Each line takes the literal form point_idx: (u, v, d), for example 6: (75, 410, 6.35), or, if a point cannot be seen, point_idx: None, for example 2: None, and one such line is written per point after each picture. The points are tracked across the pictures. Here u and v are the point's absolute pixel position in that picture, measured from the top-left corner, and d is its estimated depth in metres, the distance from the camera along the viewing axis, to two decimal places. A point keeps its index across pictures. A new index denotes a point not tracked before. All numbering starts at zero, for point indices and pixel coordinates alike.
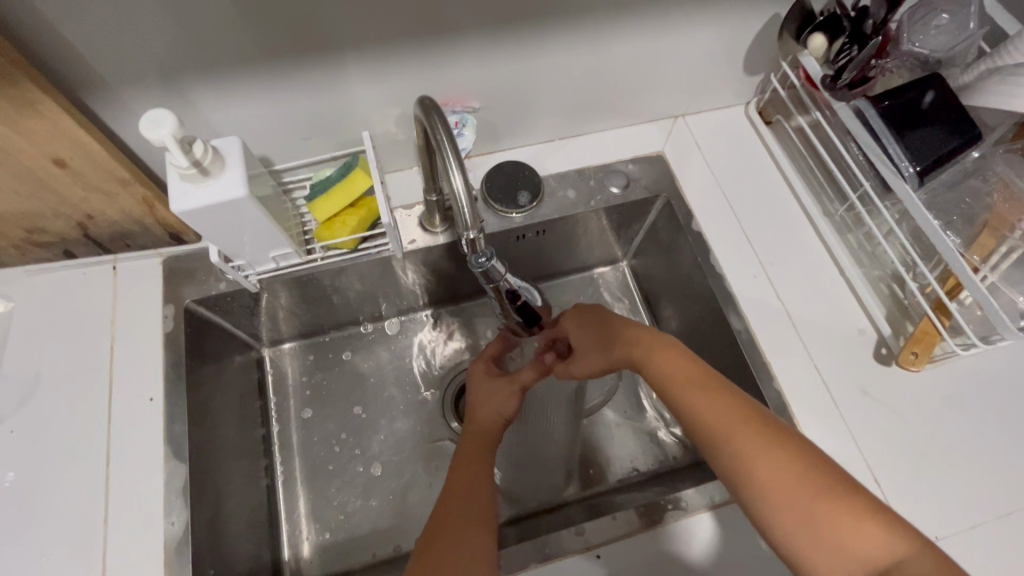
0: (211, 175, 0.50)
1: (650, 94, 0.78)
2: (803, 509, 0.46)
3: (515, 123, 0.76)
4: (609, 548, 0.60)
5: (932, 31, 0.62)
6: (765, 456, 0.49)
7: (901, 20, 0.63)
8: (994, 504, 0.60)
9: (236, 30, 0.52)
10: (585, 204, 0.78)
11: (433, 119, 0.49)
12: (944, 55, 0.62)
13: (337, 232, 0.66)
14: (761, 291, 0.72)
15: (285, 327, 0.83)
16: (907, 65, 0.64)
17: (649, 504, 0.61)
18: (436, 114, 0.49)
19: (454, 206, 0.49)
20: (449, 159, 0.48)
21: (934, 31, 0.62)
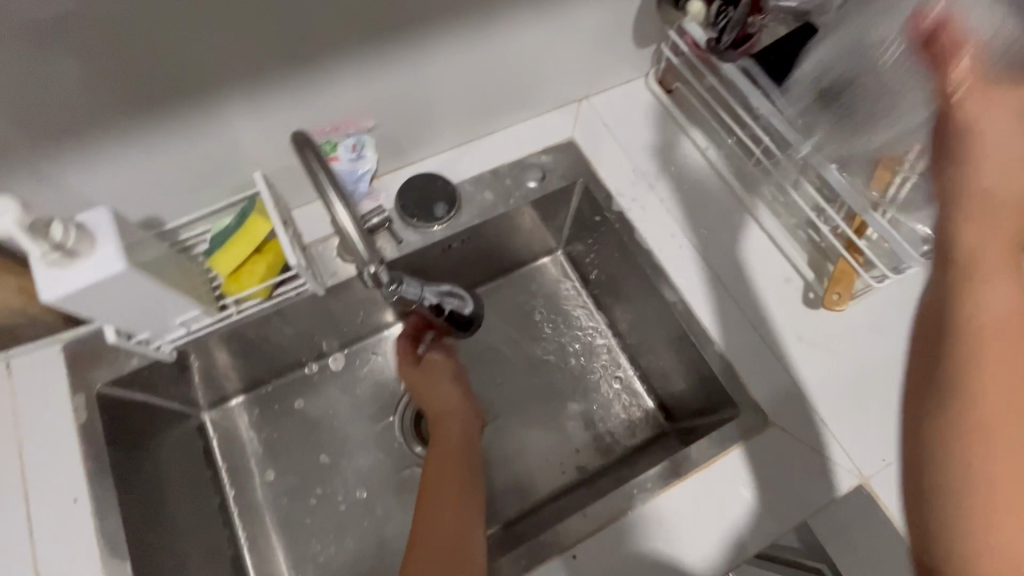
0: (81, 255, 0.46)
1: (550, 82, 0.77)
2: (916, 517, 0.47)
3: (419, 135, 0.73)
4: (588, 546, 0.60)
5: None
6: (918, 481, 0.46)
7: None
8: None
9: (75, 90, 0.48)
10: (505, 203, 0.76)
11: (306, 155, 0.51)
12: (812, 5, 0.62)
13: (247, 283, 0.61)
14: (689, 259, 0.73)
15: (221, 385, 0.79)
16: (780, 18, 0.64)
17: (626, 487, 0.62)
18: (308, 148, 0.51)
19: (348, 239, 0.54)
20: (324, 187, 0.52)
21: None
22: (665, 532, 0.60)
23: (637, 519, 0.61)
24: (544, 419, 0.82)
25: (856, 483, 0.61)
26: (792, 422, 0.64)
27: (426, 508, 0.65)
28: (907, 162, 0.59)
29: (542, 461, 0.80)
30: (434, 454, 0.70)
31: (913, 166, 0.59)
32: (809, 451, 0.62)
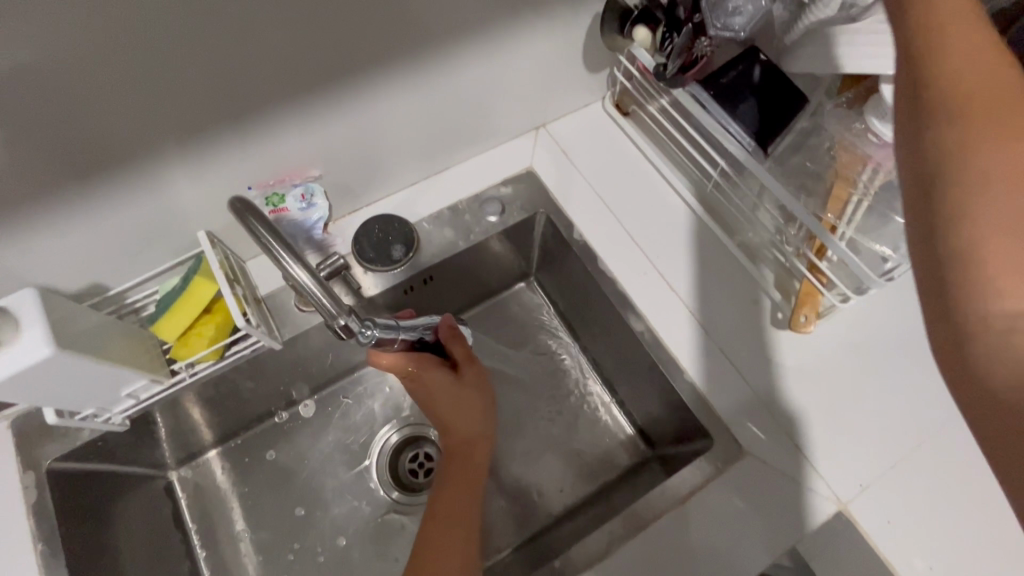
0: (7, 341, 0.44)
1: (502, 114, 0.76)
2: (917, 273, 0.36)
3: (372, 177, 0.72)
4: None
5: (732, 14, 0.61)
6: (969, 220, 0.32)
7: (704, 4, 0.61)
8: (908, 437, 0.62)
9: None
10: (464, 240, 0.75)
11: (249, 221, 0.48)
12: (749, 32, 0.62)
13: (195, 346, 0.58)
14: (654, 285, 0.72)
15: (187, 443, 0.77)
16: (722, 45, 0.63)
17: (598, 531, 0.60)
18: (251, 216, 0.48)
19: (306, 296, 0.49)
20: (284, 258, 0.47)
21: (734, 13, 0.61)
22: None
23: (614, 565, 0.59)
24: (521, 457, 0.80)
25: (835, 509, 0.60)
26: (766, 450, 0.63)
27: (442, 506, 0.64)
28: (860, 181, 0.59)
29: (520, 499, 0.78)
30: (456, 447, 0.68)
31: (867, 185, 0.58)
32: (785, 479, 0.61)
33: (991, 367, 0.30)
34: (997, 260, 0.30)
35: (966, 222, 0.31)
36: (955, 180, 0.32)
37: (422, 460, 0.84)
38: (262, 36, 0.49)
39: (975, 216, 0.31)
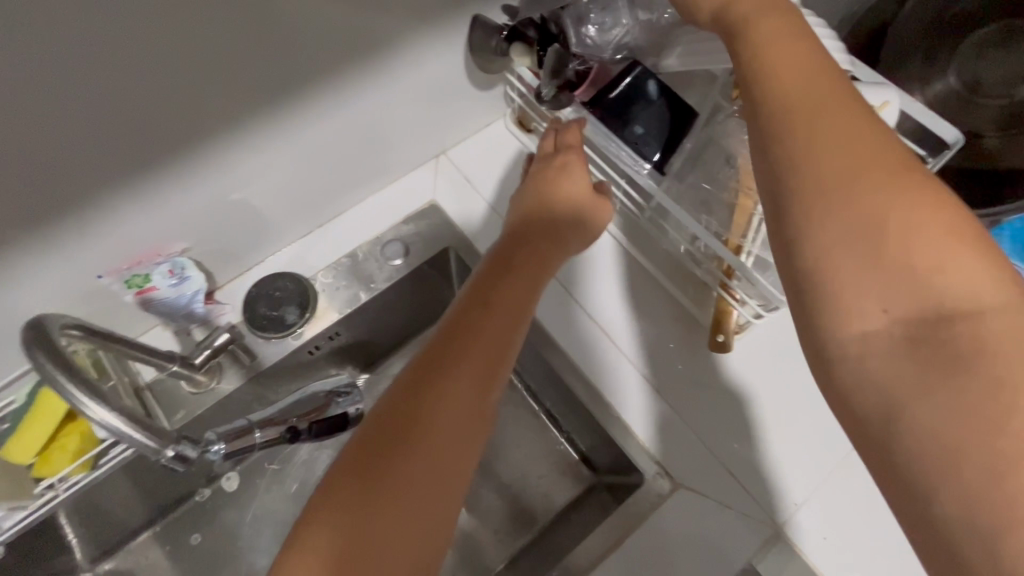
0: None
1: (392, 148, 0.70)
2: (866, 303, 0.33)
3: (253, 237, 0.66)
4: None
5: (595, 31, 0.58)
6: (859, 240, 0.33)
7: (562, 25, 0.59)
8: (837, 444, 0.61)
9: None
10: (367, 289, 0.70)
11: (38, 350, 0.44)
12: (621, 48, 0.59)
13: (58, 461, 0.53)
14: (573, 314, 0.67)
15: (100, 539, 0.71)
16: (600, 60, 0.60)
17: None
18: (38, 346, 0.44)
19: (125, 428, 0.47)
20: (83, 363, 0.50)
21: (596, 31, 0.58)
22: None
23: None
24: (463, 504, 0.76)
25: (770, 533, 0.58)
26: (696, 478, 0.61)
27: (405, 470, 0.44)
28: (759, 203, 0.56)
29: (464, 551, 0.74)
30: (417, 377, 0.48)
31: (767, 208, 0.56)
32: (717, 508, 0.59)
33: (852, 393, 0.33)
34: (857, 281, 0.33)
35: (820, 224, 0.34)
36: (806, 176, 0.35)
37: None
38: (49, 126, 0.43)
39: (814, 227, 0.34)
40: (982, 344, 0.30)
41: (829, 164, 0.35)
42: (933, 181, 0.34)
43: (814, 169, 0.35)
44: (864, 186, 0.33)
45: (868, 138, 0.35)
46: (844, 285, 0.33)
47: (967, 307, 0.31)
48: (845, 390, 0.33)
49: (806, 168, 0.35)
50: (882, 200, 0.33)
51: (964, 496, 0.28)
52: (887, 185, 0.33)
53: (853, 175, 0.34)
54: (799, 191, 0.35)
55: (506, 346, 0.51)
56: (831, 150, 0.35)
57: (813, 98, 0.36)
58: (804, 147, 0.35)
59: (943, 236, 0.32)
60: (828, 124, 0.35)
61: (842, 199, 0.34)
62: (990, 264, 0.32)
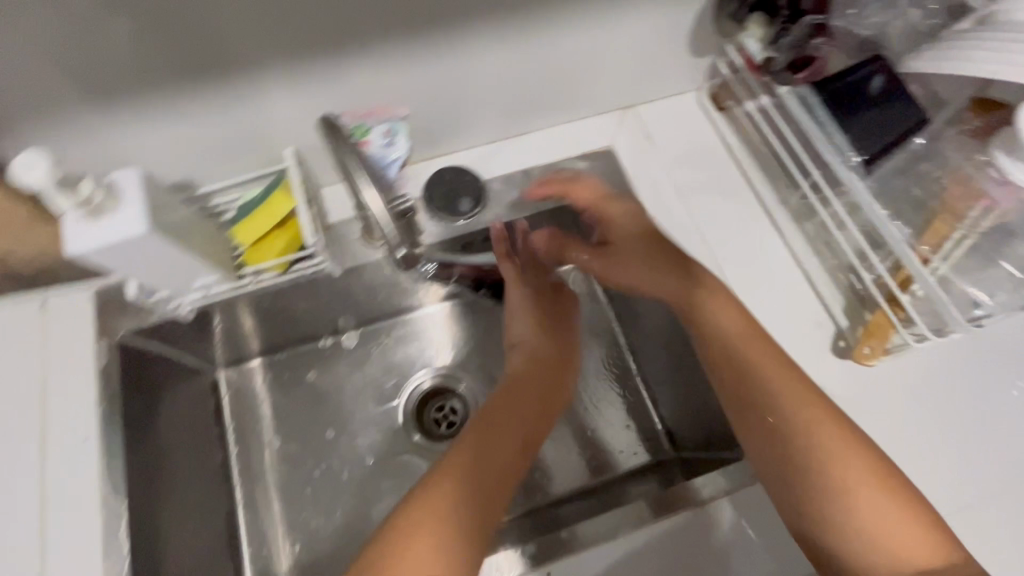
0: (104, 212, 0.47)
1: (595, 87, 0.74)
2: (823, 476, 0.54)
3: (454, 126, 0.72)
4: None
5: (847, 20, 0.65)
6: (823, 442, 0.55)
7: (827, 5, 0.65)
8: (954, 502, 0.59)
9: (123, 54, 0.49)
10: (530, 206, 0.76)
11: (335, 136, 0.57)
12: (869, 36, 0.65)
13: (265, 255, 0.62)
14: (715, 285, 0.70)
15: (243, 346, 0.82)
16: (837, 48, 0.66)
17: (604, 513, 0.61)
18: (336, 132, 0.57)
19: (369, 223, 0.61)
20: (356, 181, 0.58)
21: (848, 20, 0.65)
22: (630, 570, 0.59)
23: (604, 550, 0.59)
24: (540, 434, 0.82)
25: None
26: None
27: (455, 468, 0.60)
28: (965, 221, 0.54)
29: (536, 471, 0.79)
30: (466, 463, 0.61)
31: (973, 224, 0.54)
32: None
33: (812, 517, 0.54)
34: (831, 464, 0.54)
35: (786, 454, 0.57)
36: (781, 404, 0.58)
37: (446, 411, 0.86)
38: None
39: (811, 434, 0.56)
40: (842, 478, 0.54)
41: (725, 355, 0.62)
42: (789, 359, 0.61)
43: (770, 392, 0.59)
44: (782, 404, 0.58)
45: (761, 347, 0.61)
46: (860, 496, 0.53)
47: (820, 449, 0.55)
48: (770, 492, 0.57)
49: (811, 438, 0.56)
50: (764, 357, 0.61)
51: (858, 545, 0.52)
52: (789, 394, 0.58)
53: (731, 368, 0.62)
54: (780, 434, 0.57)
55: (557, 400, 0.74)
56: (727, 321, 0.63)
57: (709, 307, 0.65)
58: (720, 334, 0.63)
59: (844, 441, 0.55)
60: (761, 343, 0.62)
61: (762, 410, 0.59)
62: (870, 452, 0.55)
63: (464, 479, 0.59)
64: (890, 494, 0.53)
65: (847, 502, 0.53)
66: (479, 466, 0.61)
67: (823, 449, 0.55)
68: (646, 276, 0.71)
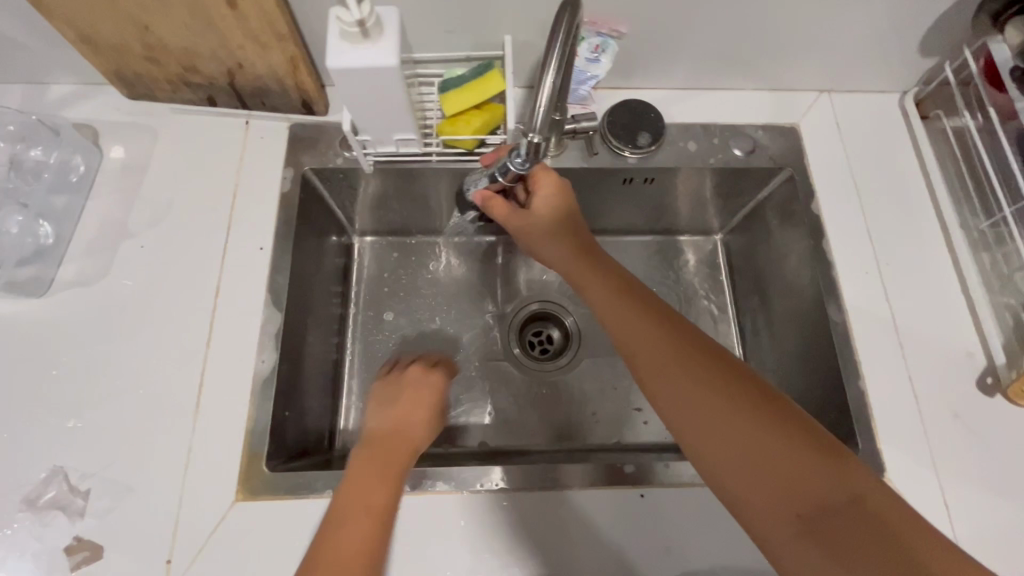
0: (370, 38, 0.50)
1: (807, 59, 0.72)
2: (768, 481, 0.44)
3: (658, 61, 0.72)
4: (522, 499, 0.59)
5: None
6: (732, 440, 0.46)
7: None
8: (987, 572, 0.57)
9: None
10: (703, 159, 0.74)
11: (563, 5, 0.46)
12: None
13: (459, 130, 0.65)
14: (872, 288, 0.68)
15: (380, 218, 0.84)
16: None
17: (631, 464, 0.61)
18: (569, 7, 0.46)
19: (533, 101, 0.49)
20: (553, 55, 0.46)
21: None
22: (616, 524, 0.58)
23: (593, 496, 0.59)
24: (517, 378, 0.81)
25: None
26: (912, 487, 0.60)
27: (344, 495, 0.51)
28: None
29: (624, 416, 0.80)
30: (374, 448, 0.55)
31: None
32: None
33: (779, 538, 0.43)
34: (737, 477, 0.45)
35: (728, 473, 0.46)
36: (686, 399, 0.48)
37: (542, 338, 0.87)
38: None
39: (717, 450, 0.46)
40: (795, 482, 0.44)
41: (668, 360, 0.50)
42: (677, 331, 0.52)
43: (649, 360, 0.51)
44: (709, 399, 0.48)
45: (619, 304, 0.55)
46: (737, 482, 0.45)
47: (799, 461, 0.44)
48: (752, 537, 0.45)
49: (683, 419, 0.48)
50: (685, 385, 0.48)
51: None
52: (677, 378, 0.49)
53: (669, 342, 0.51)
54: (686, 431, 0.48)
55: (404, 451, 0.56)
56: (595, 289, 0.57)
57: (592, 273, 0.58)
58: (611, 309, 0.55)
59: (777, 434, 0.45)
60: (637, 326, 0.53)
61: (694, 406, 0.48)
62: (782, 448, 0.45)
63: (363, 487, 0.51)
64: (855, 509, 0.42)
65: (773, 510, 0.43)
66: (353, 487, 0.51)
67: (827, 453, 0.44)
68: (551, 250, 0.61)
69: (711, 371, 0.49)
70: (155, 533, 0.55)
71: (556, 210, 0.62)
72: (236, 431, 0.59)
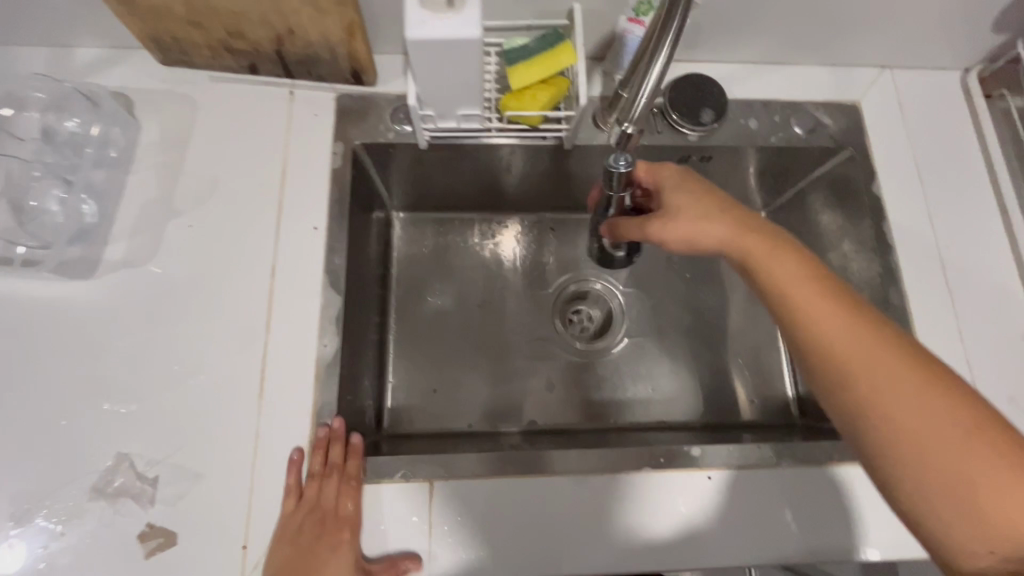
0: (453, 8, 0.48)
1: (875, 33, 0.70)
2: (926, 426, 0.42)
3: (722, 32, 0.69)
4: (509, 482, 0.59)
5: None
6: (887, 376, 0.44)
7: None
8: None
9: None
10: (764, 138, 0.72)
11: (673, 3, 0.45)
12: None
13: (526, 105, 0.61)
14: (931, 272, 0.68)
15: (421, 193, 0.81)
16: None
17: (637, 451, 0.60)
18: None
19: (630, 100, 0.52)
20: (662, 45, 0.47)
21: None
22: (610, 513, 0.59)
23: (586, 484, 0.59)
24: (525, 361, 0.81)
25: None
26: None
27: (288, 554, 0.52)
28: None
29: (665, 395, 0.80)
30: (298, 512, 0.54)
31: None
32: None
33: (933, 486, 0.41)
34: (893, 422, 0.43)
35: (882, 419, 0.43)
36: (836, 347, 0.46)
37: (583, 317, 0.86)
38: None
39: (880, 392, 0.44)
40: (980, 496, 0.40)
41: (841, 347, 0.46)
42: (809, 266, 0.50)
43: (824, 345, 0.46)
44: (882, 382, 0.44)
45: (758, 241, 0.52)
46: (893, 424, 0.43)
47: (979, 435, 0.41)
48: (895, 491, 0.43)
49: (843, 364, 0.45)
50: (835, 323, 0.46)
51: None
52: (839, 332, 0.46)
53: (810, 289, 0.48)
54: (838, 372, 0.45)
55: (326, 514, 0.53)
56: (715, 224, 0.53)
57: (767, 250, 0.51)
58: (777, 285, 0.50)
59: (950, 421, 0.42)
60: (785, 268, 0.50)
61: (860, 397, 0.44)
62: (980, 462, 0.40)
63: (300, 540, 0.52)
64: None
65: (933, 474, 0.41)
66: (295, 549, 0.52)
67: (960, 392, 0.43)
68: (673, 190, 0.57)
69: (895, 360, 0.44)
70: (227, 520, 0.54)
71: (682, 171, 0.58)
72: (301, 417, 0.58)
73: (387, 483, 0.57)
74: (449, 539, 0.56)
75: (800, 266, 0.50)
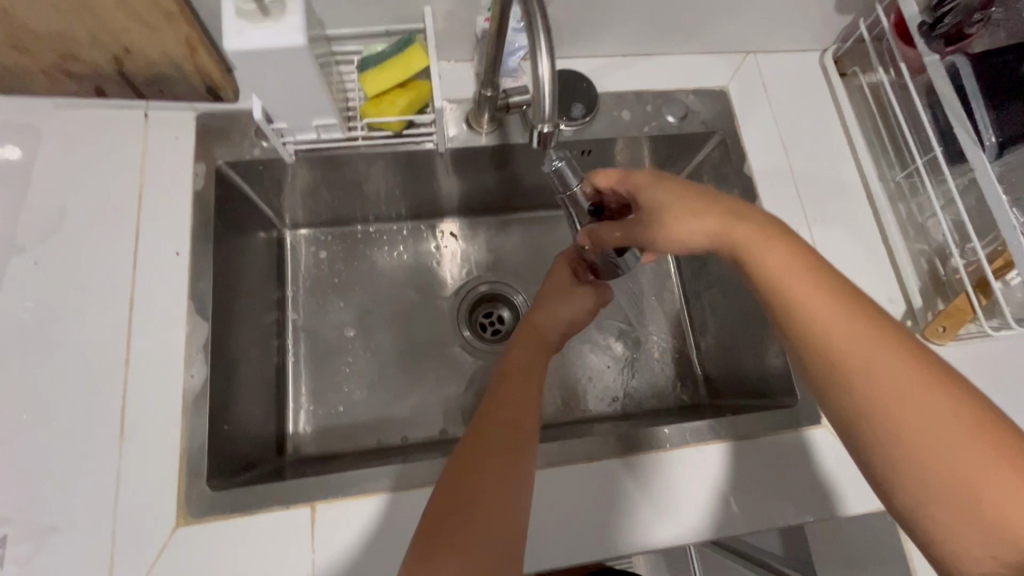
0: (271, 15, 0.46)
1: (730, 21, 0.73)
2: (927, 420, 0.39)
3: (583, 27, 0.70)
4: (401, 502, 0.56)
5: None
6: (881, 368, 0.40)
7: None
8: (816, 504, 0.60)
9: None
10: (638, 128, 0.73)
11: None
12: None
13: (383, 112, 0.61)
14: None
15: (307, 207, 0.79)
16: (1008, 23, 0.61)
17: None
18: None
19: (535, 91, 0.48)
20: (539, 36, 0.46)
21: None
22: None
23: None
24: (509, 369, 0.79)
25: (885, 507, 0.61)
26: None
27: None
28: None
29: (575, 387, 0.78)
30: None
31: None
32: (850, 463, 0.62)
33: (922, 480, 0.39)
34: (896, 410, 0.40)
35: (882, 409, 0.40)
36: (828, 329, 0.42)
37: (494, 319, 0.85)
38: None
39: (875, 377, 0.41)
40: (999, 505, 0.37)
41: (839, 336, 0.42)
42: (805, 252, 0.45)
43: (822, 334, 0.42)
44: (883, 371, 0.40)
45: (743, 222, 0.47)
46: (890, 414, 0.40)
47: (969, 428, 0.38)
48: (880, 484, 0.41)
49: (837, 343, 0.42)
50: (828, 303, 0.43)
51: None
52: (836, 311, 0.43)
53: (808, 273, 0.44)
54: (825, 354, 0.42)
55: None
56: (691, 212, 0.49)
57: (762, 239, 0.46)
58: (768, 271, 0.45)
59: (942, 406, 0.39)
60: (768, 249, 0.45)
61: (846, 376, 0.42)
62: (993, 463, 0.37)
63: None
64: None
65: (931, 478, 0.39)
66: None
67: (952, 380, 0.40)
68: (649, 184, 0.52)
69: (885, 348, 0.41)
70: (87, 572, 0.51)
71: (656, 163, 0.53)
72: (168, 453, 0.55)
73: (257, 513, 0.54)
74: (327, 567, 0.53)
75: (795, 250, 0.45)
